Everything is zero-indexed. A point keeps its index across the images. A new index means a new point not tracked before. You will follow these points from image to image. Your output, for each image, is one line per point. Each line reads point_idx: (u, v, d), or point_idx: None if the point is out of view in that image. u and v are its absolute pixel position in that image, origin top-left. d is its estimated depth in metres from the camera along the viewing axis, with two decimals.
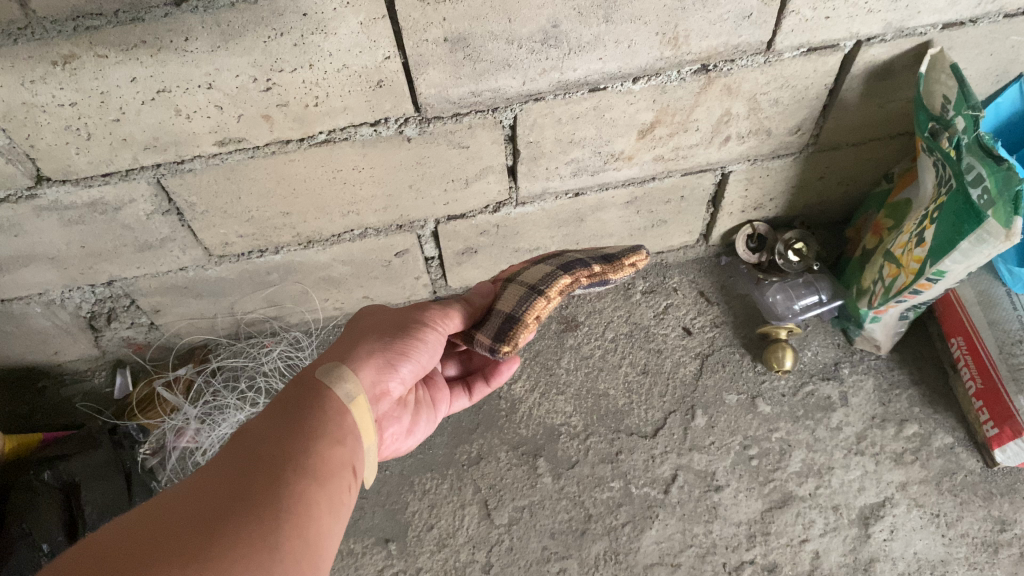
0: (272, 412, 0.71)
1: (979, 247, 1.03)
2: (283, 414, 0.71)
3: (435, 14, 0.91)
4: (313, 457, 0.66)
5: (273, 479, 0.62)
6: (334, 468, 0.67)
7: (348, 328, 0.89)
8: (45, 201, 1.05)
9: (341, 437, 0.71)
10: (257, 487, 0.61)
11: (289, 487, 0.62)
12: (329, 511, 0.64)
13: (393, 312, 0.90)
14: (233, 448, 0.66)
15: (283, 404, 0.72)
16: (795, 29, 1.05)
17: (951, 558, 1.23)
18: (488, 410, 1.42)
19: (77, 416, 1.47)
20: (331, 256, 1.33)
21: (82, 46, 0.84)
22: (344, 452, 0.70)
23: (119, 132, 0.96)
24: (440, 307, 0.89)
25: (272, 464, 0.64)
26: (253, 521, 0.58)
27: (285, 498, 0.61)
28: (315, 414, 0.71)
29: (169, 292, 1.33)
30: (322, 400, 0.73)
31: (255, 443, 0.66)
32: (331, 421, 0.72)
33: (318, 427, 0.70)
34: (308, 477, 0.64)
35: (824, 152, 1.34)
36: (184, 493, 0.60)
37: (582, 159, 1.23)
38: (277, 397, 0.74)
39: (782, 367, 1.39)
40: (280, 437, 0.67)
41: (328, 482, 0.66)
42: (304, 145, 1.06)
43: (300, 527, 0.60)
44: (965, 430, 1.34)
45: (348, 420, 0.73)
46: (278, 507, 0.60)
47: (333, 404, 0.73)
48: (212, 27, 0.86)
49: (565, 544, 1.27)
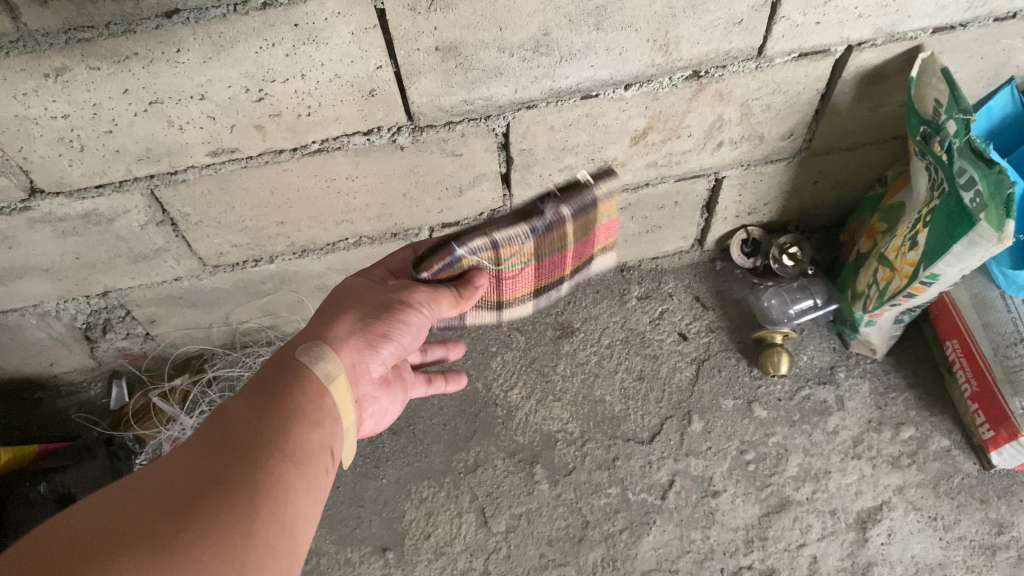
0: (250, 391, 0.71)
1: (971, 251, 1.03)
2: (261, 394, 0.71)
3: (426, 24, 0.91)
4: (292, 440, 0.66)
5: (250, 461, 0.62)
6: (313, 452, 0.68)
7: (328, 299, 0.88)
8: (38, 213, 1.05)
9: (319, 420, 0.71)
10: (233, 470, 0.61)
11: (267, 471, 0.62)
12: (305, 496, 0.64)
13: (377, 287, 0.89)
14: (209, 429, 0.65)
15: (262, 384, 0.73)
16: (786, 35, 1.06)
17: (949, 561, 1.22)
18: (484, 417, 1.42)
19: (72, 426, 1.46)
20: (325, 265, 1.33)
21: (74, 59, 0.84)
22: (322, 434, 0.71)
23: (112, 144, 0.97)
24: (430, 291, 0.87)
25: (249, 446, 0.64)
26: (228, 505, 0.58)
27: (263, 481, 0.61)
28: (294, 393, 0.72)
29: (164, 303, 1.33)
30: (302, 379, 0.74)
31: (233, 425, 0.66)
32: (311, 402, 0.72)
33: (298, 408, 0.70)
34: (286, 461, 0.64)
35: (818, 156, 1.34)
36: (157, 477, 0.59)
37: (576, 166, 1.24)
38: (256, 375, 0.74)
39: (778, 372, 1.39)
40: (258, 418, 0.67)
41: (306, 466, 0.66)
42: (297, 155, 1.06)
43: (276, 512, 0.60)
44: (961, 432, 1.34)
45: (327, 402, 0.74)
46: (254, 491, 0.60)
47: (312, 385, 0.74)
48: (203, 38, 0.86)
49: (563, 551, 1.26)
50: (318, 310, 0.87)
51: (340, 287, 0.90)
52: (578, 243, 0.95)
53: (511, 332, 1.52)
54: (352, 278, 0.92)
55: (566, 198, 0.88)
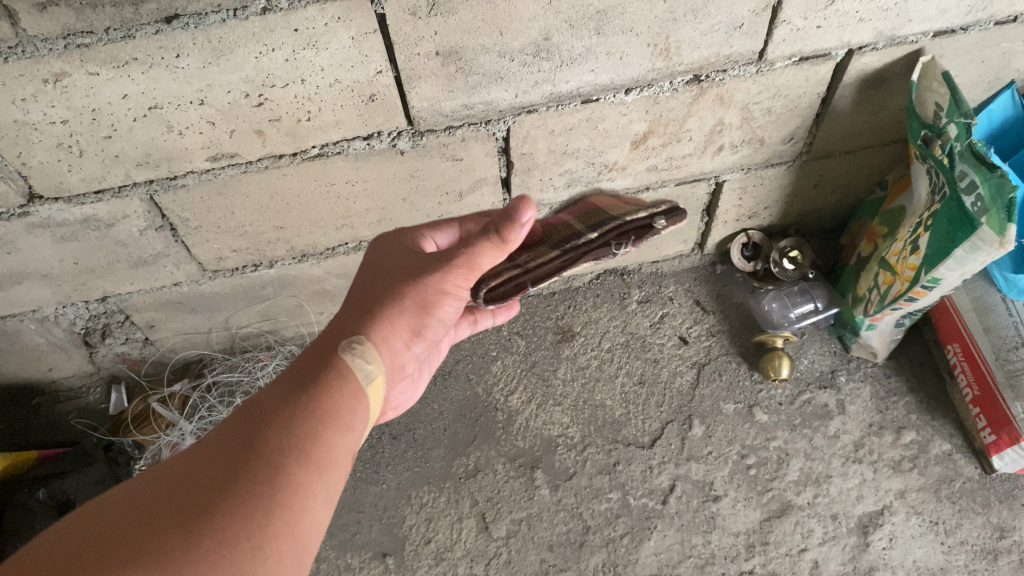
0: (286, 383, 0.70)
1: (973, 255, 1.03)
2: (300, 387, 0.70)
3: (426, 29, 0.91)
4: (319, 444, 0.65)
5: (272, 465, 0.61)
6: (338, 459, 0.66)
7: (374, 274, 0.85)
8: (38, 218, 1.04)
9: (350, 424, 0.69)
10: (253, 474, 0.60)
11: (288, 477, 0.61)
12: (324, 504, 0.62)
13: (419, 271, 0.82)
14: (237, 423, 0.65)
15: (300, 376, 0.71)
16: (786, 39, 1.05)
17: (950, 566, 1.22)
18: (484, 422, 1.41)
19: (71, 432, 1.45)
20: (324, 270, 1.33)
21: (74, 64, 0.84)
22: (350, 440, 0.68)
23: (111, 149, 0.96)
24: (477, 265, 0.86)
25: (273, 447, 0.62)
26: (244, 514, 0.57)
27: (282, 489, 0.60)
28: (331, 392, 0.70)
29: (163, 308, 1.32)
30: (340, 376, 0.72)
31: (261, 421, 0.65)
32: (344, 403, 0.70)
33: (330, 409, 0.68)
34: (308, 466, 0.62)
35: (818, 160, 1.34)
36: (177, 475, 0.59)
37: (576, 170, 1.24)
38: (294, 365, 0.74)
39: (779, 376, 1.39)
40: (289, 415, 0.66)
41: (329, 473, 0.64)
42: (297, 160, 1.06)
43: (291, 523, 0.59)
44: (962, 436, 1.34)
45: (361, 403, 0.72)
46: (270, 500, 0.59)
47: (350, 386, 0.72)
48: (203, 44, 0.86)
49: (563, 556, 1.26)
50: (360, 286, 0.85)
51: (383, 261, 0.87)
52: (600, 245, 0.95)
53: (511, 337, 1.52)
54: (395, 249, 0.88)
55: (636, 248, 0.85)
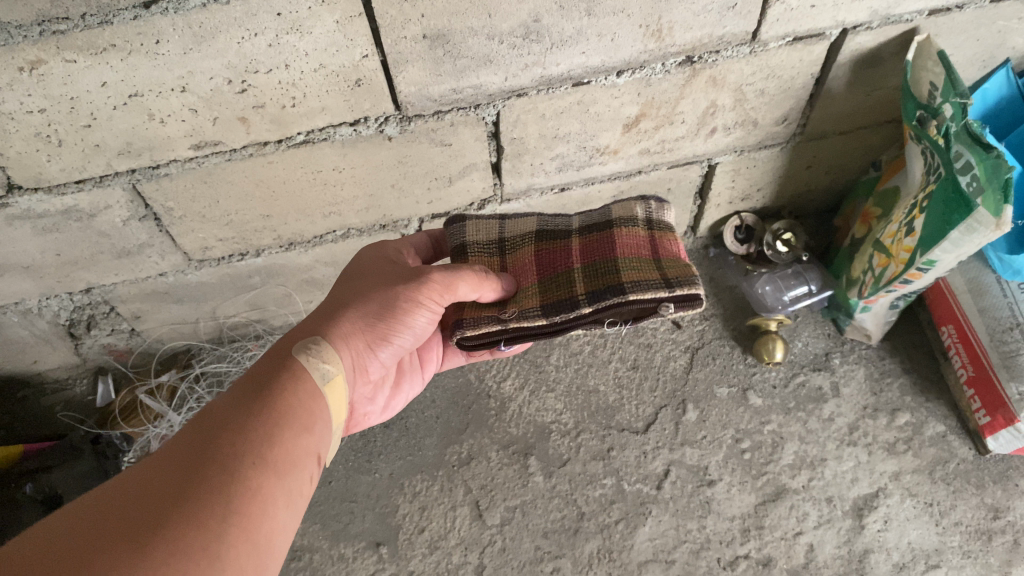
0: (241, 389, 0.69)
1: (969, 237, 1.01)
2: (254, 392, 0.69)
3: (412, 11, 0.88)
4: (277, 447, 0.64)
5: (226, 473, 0.60)
6: (298, 459, 0.66)
7: (343, 282, 0.85)
8: (16, 210, 1.02)
9: (309, 425, 0.69)
10: (208, 483, 0.59)
11: (245, 484, 0.60)
12: (285, 509, 0.62)
13: (384, 274, 0.83)
14: (189, 433, 0.63)
15: (253, 381, 0.70)
16: (781, 18, 1.03)
17: (945, 547, 1.22)
18: (478, 409, 1.41)
19: (59, 425, 1.44)
20: (313, 258, 1.31)
21: (49, 51, 0.81)
22: (311, 440, 0.68)
23: (91, 139, 0.94)
24: (447, 277, 0.78)
25: (227, 453, 0.61)
26: (197, 527, 0.55)
27: (238, 496, 0.59)
28: (285, 394, 0.69)
29: (149, 298, 1.31)
30: (297, 378, 0.71)
31: (216, 427, 0.64)
32: (301, 403, 0.70)
33: (286, 412, 0.68)
34: (266, 470, 0.62)
35: (812, 141, 1.33)
36: (130, 492, 0.57)
37: (568, 154, 1.22)
38: (249, 369, 0.73)
39: (773, 359, 1.38)
40: (243, 418, 0.65)
41: (287, 476, 0.64)
42: (283, 146, 1.04)
43: (250, 530, 0.58)
44: (956, 417, 1.34)
45: (320, 404, 0.72)
46: (227, 507, 0.58)
47: (308, 387, 0.71)
48: (183, 29, 0.83)
49: (558, 543, 1.26)
50: (331, 291, 0.85)
51: (361, 266, 0.86)
52: (601, 245, 0.83)
53: None
54: (368, 251, 0.89)
55: (632, 320, 0.81)
